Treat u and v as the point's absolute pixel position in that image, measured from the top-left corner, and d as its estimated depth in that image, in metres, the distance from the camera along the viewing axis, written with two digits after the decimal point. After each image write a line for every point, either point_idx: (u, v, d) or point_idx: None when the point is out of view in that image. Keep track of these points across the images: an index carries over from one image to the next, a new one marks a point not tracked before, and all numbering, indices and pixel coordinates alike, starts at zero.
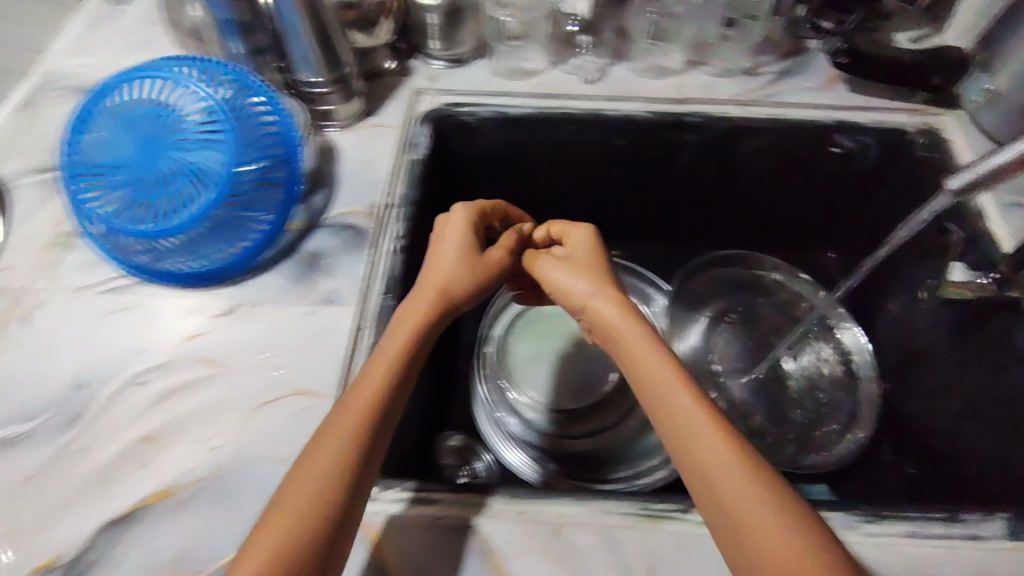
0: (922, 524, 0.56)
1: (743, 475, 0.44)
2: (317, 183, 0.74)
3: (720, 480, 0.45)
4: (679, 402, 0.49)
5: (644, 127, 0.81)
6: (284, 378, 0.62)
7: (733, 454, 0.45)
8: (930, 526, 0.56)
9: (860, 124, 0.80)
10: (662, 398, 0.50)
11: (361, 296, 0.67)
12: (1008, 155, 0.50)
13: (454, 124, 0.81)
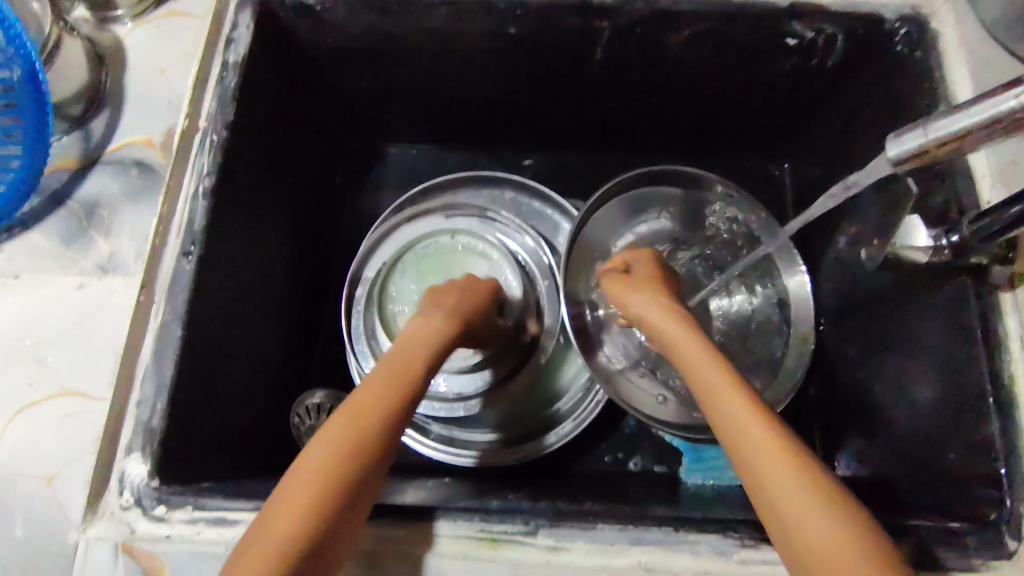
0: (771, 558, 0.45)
1: (786, 466, 0.36)
2: (95, 99, 0.56)
3: (769, 474, 0.36)
4: (732, 408, 0.41)
5: (537, 13, 0.61)
6: (45, 371, 0.49)
7: (770, 449, 0.37)
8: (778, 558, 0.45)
9: (826, 7, 0.61)
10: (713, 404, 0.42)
11: (143, 261, 0.51)
12: (930, 138, 0.33)
13: (288, 9, 0.60)
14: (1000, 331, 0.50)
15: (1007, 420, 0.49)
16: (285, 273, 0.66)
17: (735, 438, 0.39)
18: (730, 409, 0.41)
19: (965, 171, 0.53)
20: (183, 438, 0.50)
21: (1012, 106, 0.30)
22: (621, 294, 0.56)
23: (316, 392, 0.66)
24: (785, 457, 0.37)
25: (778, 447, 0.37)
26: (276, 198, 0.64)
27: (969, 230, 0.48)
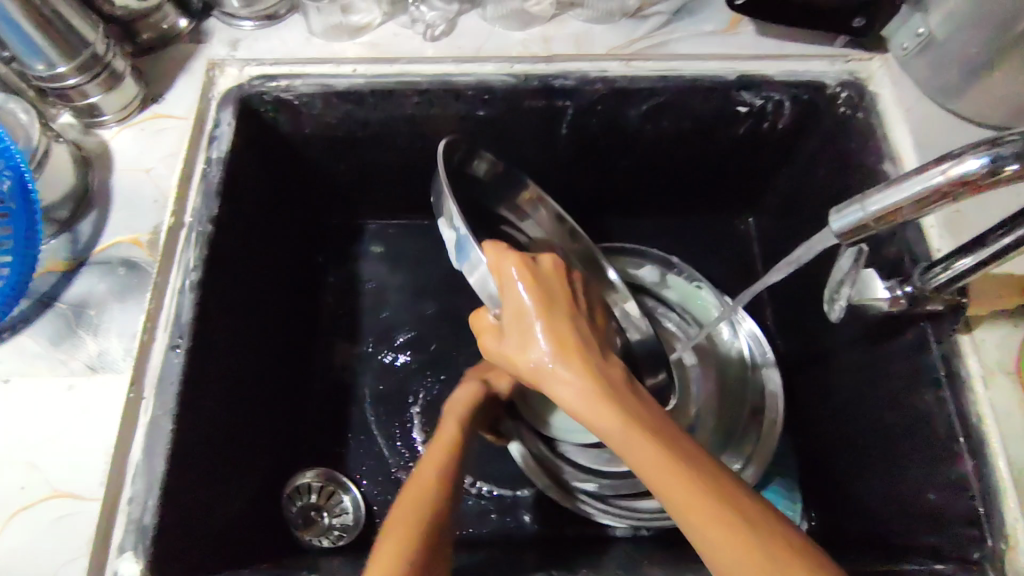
0: None
1: (701, 507, 0.38)
2: (82, 201, 0.58)
3: (690, 519, 0.39)
4: (643, 458, 0.42)
5: (504, 96, 0.65)
6: (36, 476, 0.49)
7: (690, 492, 0.39)
8: None
9: (772, 78, 0.65)
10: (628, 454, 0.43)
11: (133, 357, 0.52)
12: (870, 212, 0.36)
13: (266, 105, 0.64)
14: (962, 372, 0.53)
15: (978, 458, 0.52)
16: (271, 356, 0.67)
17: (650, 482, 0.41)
18: (638, 456, 0.42)
19: (914, 224, 0.57)
20: (176, 532, 0.50)
21: (943, 181, 0.33)
22: (509, 342, 0.51)
23: (306, 472, 0.69)
24: (701, 497, 0.39)
25: (692, 488, 0.39)
26: (260, 283, 0.66)
27: (922, 281, 0.51)
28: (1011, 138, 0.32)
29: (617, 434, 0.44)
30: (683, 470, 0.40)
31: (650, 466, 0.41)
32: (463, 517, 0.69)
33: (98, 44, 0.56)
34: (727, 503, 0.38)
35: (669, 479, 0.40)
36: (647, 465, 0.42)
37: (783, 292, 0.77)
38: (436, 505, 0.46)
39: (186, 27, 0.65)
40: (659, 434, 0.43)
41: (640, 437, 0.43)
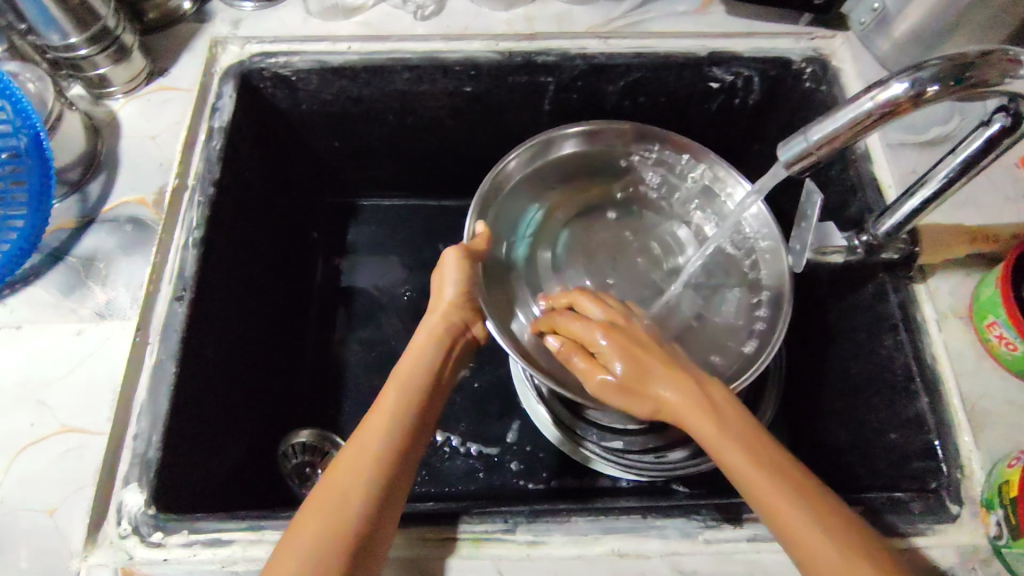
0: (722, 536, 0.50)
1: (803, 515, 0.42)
2: (92, 165, 0.61)
3: (791, 525, 0.42)
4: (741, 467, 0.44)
5: (489, 71, 0.69)
6: (47, 413, 0.52)
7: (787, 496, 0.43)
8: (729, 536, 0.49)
9: (741, 53, 0.69)
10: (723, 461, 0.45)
11: (139, 305, 0.56)
12: (812, 140, 0.40)
13: (266, 79, 0.68)
14: (918, 318, 0.57)
15: (933, 395, 0.55)
16: (268, 319, 0.71)
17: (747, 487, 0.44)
18: (737, 458, 0.45)
19: (872, 183, 0.61)
20: (176, 468, 0.53)
21: (872, 106, 0.37)
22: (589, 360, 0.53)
23: (301, 430, 0.72)
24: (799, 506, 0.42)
25: (796, 498, 0.42)
26: (258, 248, 0.69)
27: (876, 229, 0.55)
28: (929, 64, 0.36)
29: (714, 436, 0.46)
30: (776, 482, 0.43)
31: (750, 478, 0.44)
32: (451, 475, 0.72)
33: (108, 16, 0.60)
34: (821, 512, 0.42)
35: (767, 487, 0.43)
36: (741, 471, 0.45)
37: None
38: (359, 498, 0.45)
39: (190, 9, 0.70)
40: (753, 447, 0.45)
41: (739, 448, 0.45)
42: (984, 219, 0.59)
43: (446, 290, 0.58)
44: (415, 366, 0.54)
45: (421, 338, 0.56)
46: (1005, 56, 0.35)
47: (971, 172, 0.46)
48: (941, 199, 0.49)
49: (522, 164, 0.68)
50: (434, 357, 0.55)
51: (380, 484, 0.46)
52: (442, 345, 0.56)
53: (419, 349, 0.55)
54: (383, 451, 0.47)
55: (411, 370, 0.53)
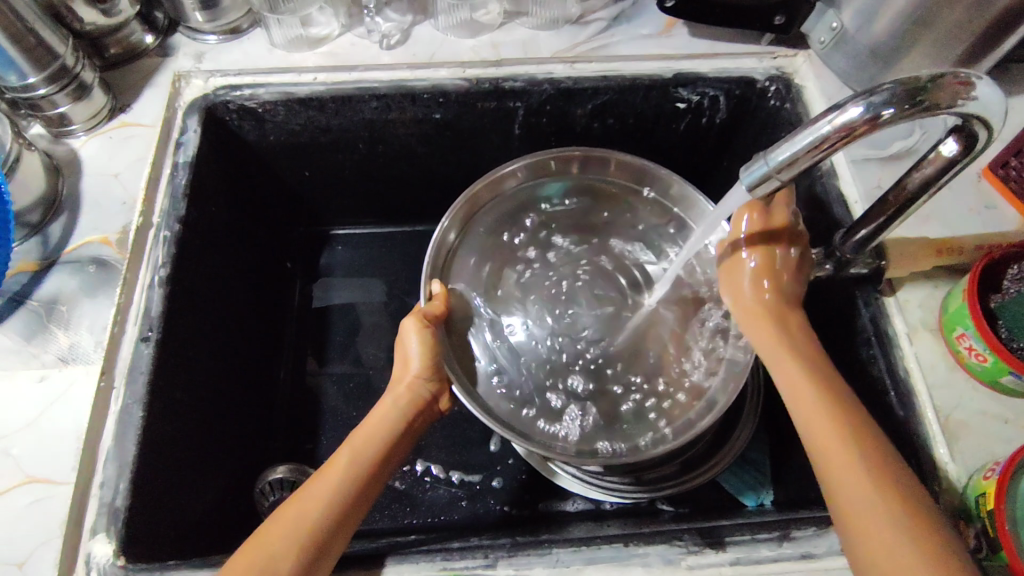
0: (705, 560, 0.50)
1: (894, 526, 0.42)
2: (53, 206, 0.60)
3: (885, 544, 0.41)
4: (851, 472, 0.44)
5: (458, 98, 0.69)
6: (11, 464, 0.50)
7: (885, 516, 0.42)
8: (710, 558, 0.50)
9: (705, 74, 0.70)
10: (832, 461, 0.45)
11: (103, 348, 0.54)
12: (774, 165, 0.40)
13: (231, 112, 0.67)
14: (889, 331, 0.57)
15: (908, 408, 0.55)
16: (240, 353, 0.69)
17: (835, 492, 0.45)
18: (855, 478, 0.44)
19: (838, 198, 0.62)
20: (147, 515, 0.52)
21: (830, 130, 0.38)
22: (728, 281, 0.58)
23: (277, 467, 0.68)
24: (893, 509, 0.42)
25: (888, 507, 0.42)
26: (230, 282, 0.68)
27: (843, 246, 0.55)
28: (882, 88, 0.37)
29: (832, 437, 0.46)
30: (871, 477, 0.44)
31: (846, 476, 0.44)
32: (433, 504, 0.71)
33: (66, 53, 0.59)
34: (901, 513, 0.42)
35: (865, 495, 0.43)
36: (812, 424, 0.48)
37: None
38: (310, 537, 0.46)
39: (153, 43, 0.69)
40: (867, 450, 0.45)
41: (848, 451, 0.45)
42: (948, 230, 0.60)
43: (410, 361, 0.58)
44: (374, 427, 0.54)
45: (385, 404, 0.56)
46: (956, 79, 0.36)
47: (932, 188, 0.46)
48: (904, 215, 0.49)
49: (458, 235, 0.70)
50: (395, 417, 0.55)
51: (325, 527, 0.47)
52: (405, 413, 0.56)
53: (385, 409, 0.56)
54: (336, 502, 0.48)
55: (376, 431, 0.54)
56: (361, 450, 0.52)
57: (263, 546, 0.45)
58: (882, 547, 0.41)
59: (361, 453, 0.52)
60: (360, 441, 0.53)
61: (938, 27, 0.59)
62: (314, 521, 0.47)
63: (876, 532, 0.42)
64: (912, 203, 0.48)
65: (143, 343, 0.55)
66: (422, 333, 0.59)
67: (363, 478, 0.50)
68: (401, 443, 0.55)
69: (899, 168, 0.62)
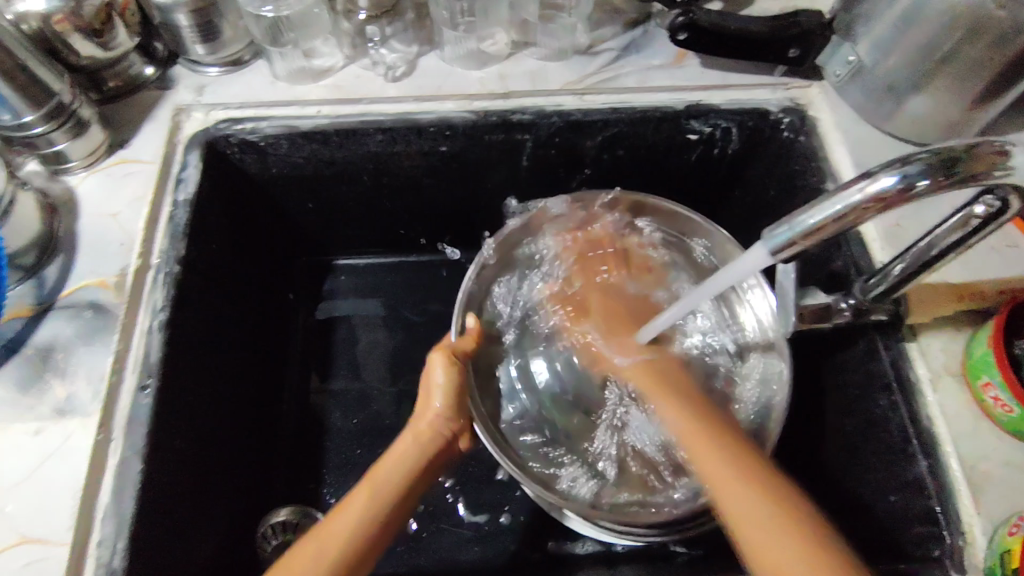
0: None
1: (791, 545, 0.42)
2: (50, 247, 0.58)
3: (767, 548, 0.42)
4: (738, 491, 0.46)
5: (465, 131, 0.67)
6: (4, 523, 0.48)
7: (783, 530, 0.43)
8: None
9: (718, 105, 0.68)
10: (714, 472, 0.48)
11: (100, 399, 0.52)
12: (798, 229, 0.39)
13: (232, 147, 0.65)
14: (911, 377, 0.56)
15: (931, 457, 0.53)
16: (242, 392, 0.67)
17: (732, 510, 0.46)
18: (750, 497, 0.45)
19: (857, 238, 0.60)
20: (148, 572, 0.50)
21: (860, 199, 0.36)
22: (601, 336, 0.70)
23: (278, 510, 0.68)
24: (796, 532, 0.42)
25: (788, 525, 0.43)
26: (231, 319, 0.67)
27: (863, 292, 0.54)
28: (916, 156, 0.35)
29: (723, 459, 0.49)
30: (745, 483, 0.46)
31: (740, 492, 0.46)
32: (439, 546, 0.69)
33: (62, 89, 0.57)
34: (797, 521, 0.43)
35: (769, 511, 0.44)
36: (699, 453, 0.50)
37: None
38: None
39: (153, 75, 0.67)
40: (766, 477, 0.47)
41: (741, 475, 0.47)
42: (971, 271, 0.58)
43: (434, 400, 0.58)
44: (397, 465, 0.53)
45: (405, 441, 0.56)
46: (993, 148, 0.35)
47: (961, 246, 0.45)
48: (930, 269, 0.48)
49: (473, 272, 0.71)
50: (415, 457, 0.54)
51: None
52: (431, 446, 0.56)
53: (407, 446, 0.55)
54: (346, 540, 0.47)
55: (390, 468, 0.53)
56: (383, 495, 0.51)
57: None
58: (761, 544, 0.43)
59: (382, 498, 0.51)
60: (381, 481, 0.52)
61: (957, 63, 0.57)
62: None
63: (766, 536, 0.43)
64: (939, 258, 0.46)
65: (141, 395, 0.53)
66: (448, 368, 0.59)
67: (386, 511, 0.50)
68: (419, 485, 0.54)
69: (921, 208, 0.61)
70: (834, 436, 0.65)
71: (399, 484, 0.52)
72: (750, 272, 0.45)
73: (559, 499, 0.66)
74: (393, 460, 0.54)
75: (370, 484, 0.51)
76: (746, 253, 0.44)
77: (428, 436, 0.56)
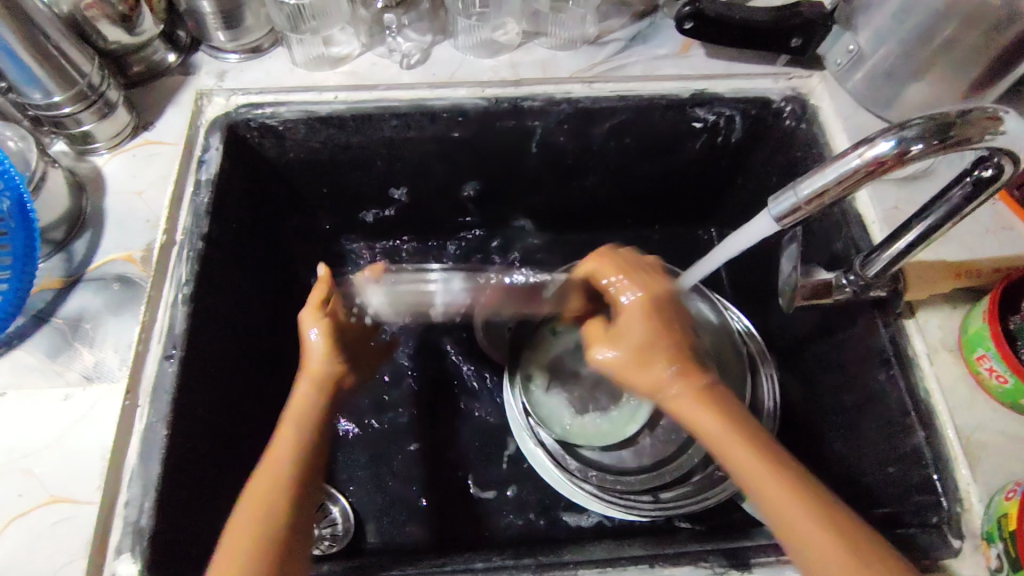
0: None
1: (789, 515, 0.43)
2: (76, 223, 0.60)
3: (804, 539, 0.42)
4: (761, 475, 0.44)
5: (477, 117, 0.69)
6: (35, 483, 0.50)
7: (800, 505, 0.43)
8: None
9: (722, 94, 0.70)
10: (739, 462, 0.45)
11: (128, 366, 0.55)
12: (802, 195, 0.41)
13: (252, 130, 0.67)
14: (909, 352, 0.58)
15: (929, 428, 0.55)
16: (258, 369, 0.69)
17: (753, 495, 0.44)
18: (765, 479, 0.44)
19: (857, 220, 0.62)
20: (172, 533, 0.52)
21: (860, 163, 0.39)
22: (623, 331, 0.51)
23: None
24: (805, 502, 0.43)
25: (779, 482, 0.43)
26: (250, 298, 0.68)
27: (864, 270, 0.55)
28: (912, 122, 0.38)
29: (734, 450, 0.45)
30: (768, 468, 0.44)
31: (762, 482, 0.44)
32: (448, 521, 0.71)
33: (92, 71, 0.60)
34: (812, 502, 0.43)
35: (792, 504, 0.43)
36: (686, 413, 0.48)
37: (747, 279, 0.80)
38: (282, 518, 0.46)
39: (176, 61, 0.69)
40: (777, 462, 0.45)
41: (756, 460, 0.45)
42: (966, 251, 0.60)
43: (313, 346, 0.58)
44: (303, 414, 0.53)
45: (302, 393, 0.55)
46: (985, 114, 0.37)
47: (956, 217, 0.47)
48: (926, 243, 0.50)
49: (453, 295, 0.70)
50: (316, 405, 0.55)
51: (287, 512, 0.47)
52: (323, 391, 0.56)
53: (303, 397, 0.55)
54: (272, 510, 0.46)
55: (291, 428, 0.52)
56: (308, 433, 0.52)
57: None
58: (796, 524, 0.42)
59: (309, 436, 0.52)
60: (305, 422, 0.53)
61: (953, 51, 0.60)
62: (283, 514, 0.46)
63: (786, 510, 0.43)
64: (937, 231, 0.48)
65: (166, 363, 0.55)
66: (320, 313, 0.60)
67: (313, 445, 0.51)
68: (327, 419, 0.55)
69: (917, 194, 0.63)
70: (835, 414, 0.67)
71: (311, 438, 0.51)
72: (754, 241, 0.48)
73: (570, 476, 0.66)
74: (298, 408, 0.54)
75: (288, 432, 0.52)
76: (751, 222, 0.46)
77: (322, 390, 0.56)
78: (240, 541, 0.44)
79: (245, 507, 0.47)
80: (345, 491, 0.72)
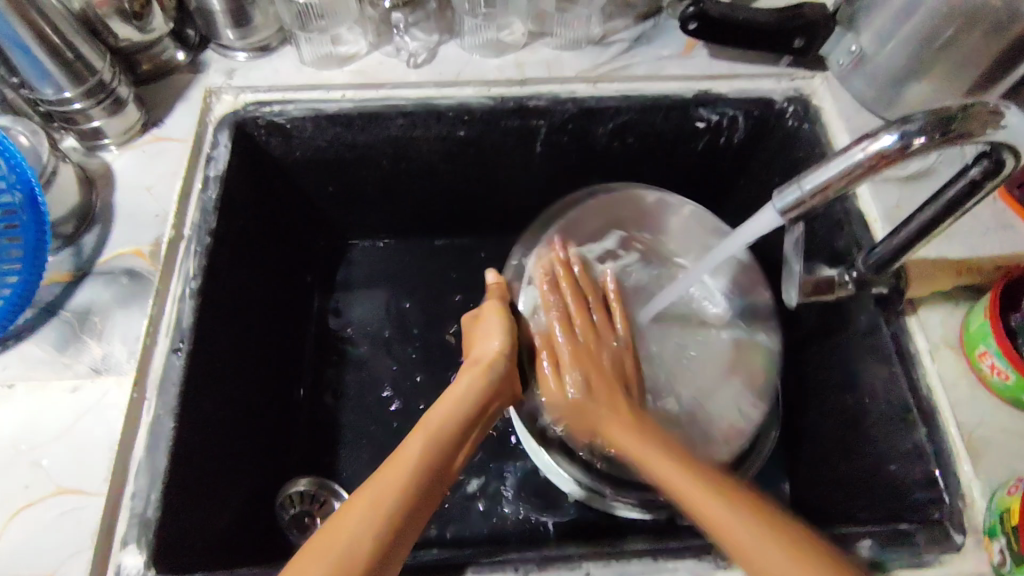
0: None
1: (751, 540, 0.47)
2: (86, 218, 0.61)
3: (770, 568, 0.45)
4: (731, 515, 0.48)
5: (482, 116, 0.70)
6: (42, 474, 0.50)
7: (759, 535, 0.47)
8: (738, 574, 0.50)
9: (725, 94, 0.71)
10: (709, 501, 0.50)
11: (135, 359, 0.55)
12: (806, 189, 0.42)
13: (260, 128, 0.68)
14: (911, 348, 0.58)
15: (931, 425, 0.55)
16: (265, 364, 0.70)
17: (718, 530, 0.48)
18: (722, 510, 0.49)
19: (859, 218, 0.63)
20: (177, 525, 0.52)
21: (862, 157, 0.39)
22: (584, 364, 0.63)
23: (299, 479, 0.70)
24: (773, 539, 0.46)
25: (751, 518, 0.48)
26: (256, 294, 0.69)
27: (866, 267, 0.56)
28: (914, 116, 0.38)
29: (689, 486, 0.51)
30: (743, 510, 0.48)
31: (736, 533, 0.47)
32: (451, 517, 0.71)
33: (102, 66, 0.60)
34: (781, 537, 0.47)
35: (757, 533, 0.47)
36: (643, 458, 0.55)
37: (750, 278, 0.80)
38: (394, 508, 0.48)
39: (185, 59, 0.70)
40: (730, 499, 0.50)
41: (716, 501, 0.49)
42: (967, 250, 0.61)
43: (490, 343, 0.62)
44: (451, 412, 0.56)
45: (460, 387, 0.58)
46: (986, 109, 0.38)
47: (957, 213, 0.48)
48: (926, 239, 0.51)
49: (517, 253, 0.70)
50: (465, 416, 0.56)
51: (404, 506, 0.48)
52: (480, 405, 0.58)
53: (458, 398, 0.57)
54: (380, 514, 0.47)
55: (425, 436, 0.54)
56: (451, 437, 0.55)
57: (320, 547, 0.45)
58: (759, 556, 0.46)
59: (451, 438, 0.55)
60: (454, 416, 0.56)
61: (954, 51, 0.60)
62: (398, 502, 0.48)
63: (758, 547, 0.46)
64: (937, 227, 0.49)
65: (173, 356, 0.56)
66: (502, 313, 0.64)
67: (447, 447, 0.54)
68: (468, 430, 0.57)
69: (918, 193, 0.63)
70: (837, 411, 0.67)
71: (449, 448, 0.54)
72: (758, 235, 0.48)
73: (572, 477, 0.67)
74: (463, 405, 0.57)
75: (434, 421, 0.55)
76: (757, 215, 0.47)
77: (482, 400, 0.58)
78: (355, 514, 0.47)
79: (369, 488, 0.49)
80: (349, 486, 0.72)
